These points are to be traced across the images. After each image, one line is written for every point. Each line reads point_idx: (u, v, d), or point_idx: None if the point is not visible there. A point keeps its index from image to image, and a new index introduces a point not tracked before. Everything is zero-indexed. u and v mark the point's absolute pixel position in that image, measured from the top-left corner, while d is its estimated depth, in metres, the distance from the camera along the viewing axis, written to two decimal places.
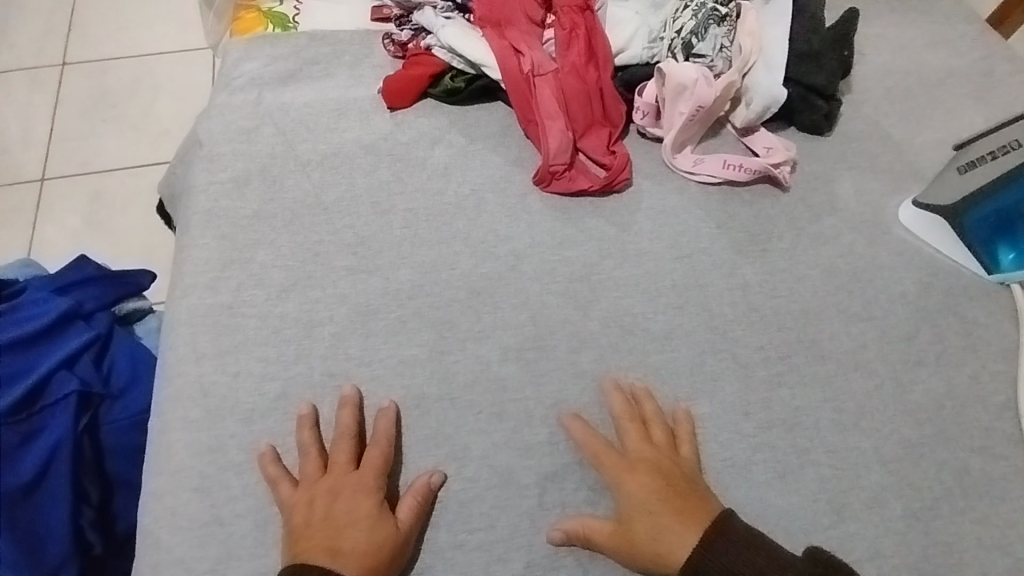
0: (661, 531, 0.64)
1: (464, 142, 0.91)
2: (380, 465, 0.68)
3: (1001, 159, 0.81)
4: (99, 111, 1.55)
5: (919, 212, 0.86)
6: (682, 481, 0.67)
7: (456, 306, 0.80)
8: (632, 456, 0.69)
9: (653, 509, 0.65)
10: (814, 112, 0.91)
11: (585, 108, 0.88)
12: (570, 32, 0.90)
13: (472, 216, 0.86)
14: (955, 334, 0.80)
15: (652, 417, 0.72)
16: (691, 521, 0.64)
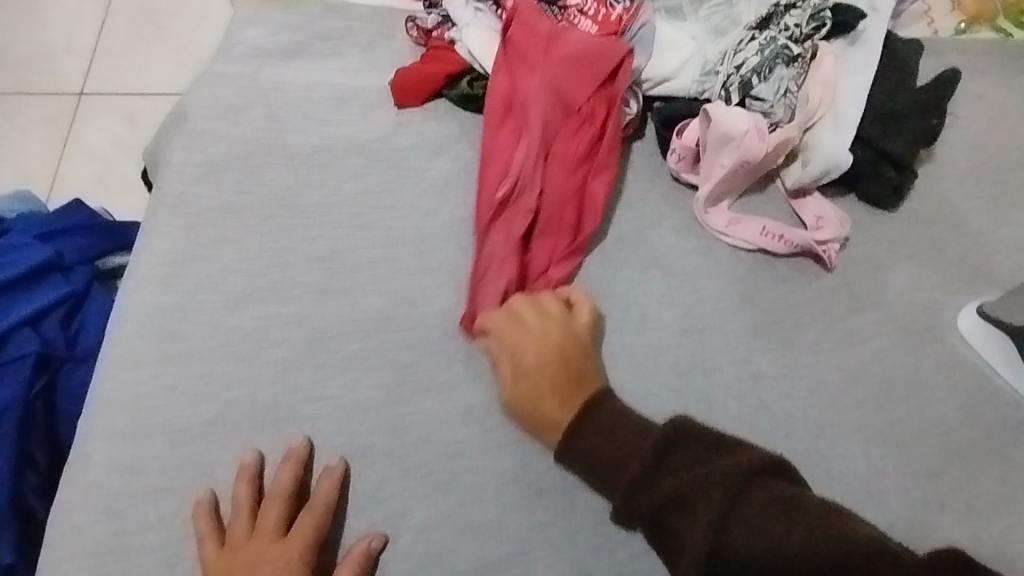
0: (543, 403, 0.64)
1: (471, 156, 0.80)
2: (311, 537, 0.60)
3: None
4: (142, 30, 1.47)
5: (985, 325, 0.73)
6: (564, 375, 0.65)
7: (427, 348, 0.71)
8: (519, 342, 0.67)
9: (546, 393, 0.65)
10: (882, 184, 0.78)
11: (554, 236, 0.74)
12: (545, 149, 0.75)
13: (464, 244, 0.76)
14: (994, 479, 0.68)
15: (540, 300, 0.70)
16: (567, 388, 0.65)
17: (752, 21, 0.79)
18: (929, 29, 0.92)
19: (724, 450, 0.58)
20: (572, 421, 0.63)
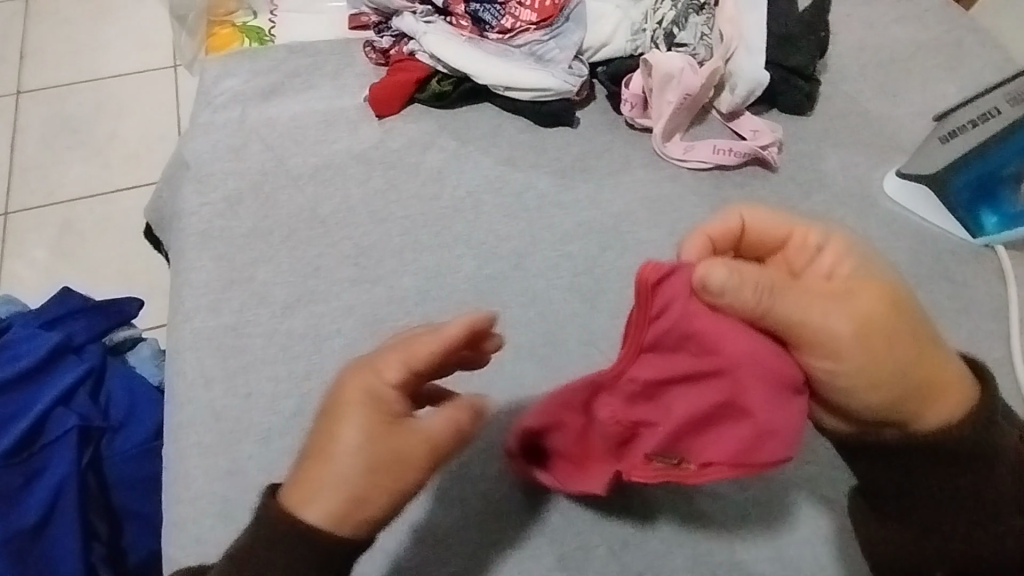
0: (869, 359, 0.53)
1: (455, 145, 0.91)
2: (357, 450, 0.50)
3: (981, 127, 0.83)
4: (59, 139, 1.49)
5: (906, 185, 0.88)
6: (892, 287, 0.56)
7: (465, 309, 0.80)
8: (831, 310, 0.52)
9: (884, 359, 0.54)
10: (795, 93, 0.93)
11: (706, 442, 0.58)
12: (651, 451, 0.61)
13: (470, 219, 0.86)
14: (948, 299, 0.82)
15: (801, 240, 0.59)
16: (887, 382, 0.54)
17: None
18: None
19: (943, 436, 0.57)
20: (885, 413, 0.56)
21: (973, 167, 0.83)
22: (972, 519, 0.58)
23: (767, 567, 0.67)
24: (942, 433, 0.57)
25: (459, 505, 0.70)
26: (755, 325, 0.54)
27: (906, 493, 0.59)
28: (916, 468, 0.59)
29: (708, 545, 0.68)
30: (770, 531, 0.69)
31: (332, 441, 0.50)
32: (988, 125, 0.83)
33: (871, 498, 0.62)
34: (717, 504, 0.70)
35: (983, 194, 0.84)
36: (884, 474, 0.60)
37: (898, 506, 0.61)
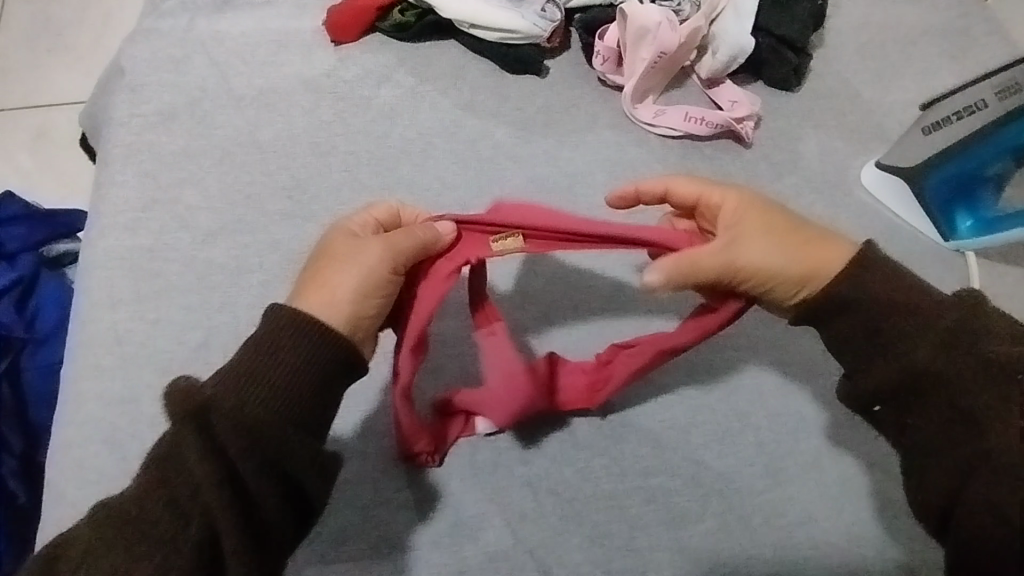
0: (778, 250, 0.59)
1: (412, 83, 0.85)
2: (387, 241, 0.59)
3: (967, 120, 0.76)
4: None
5: (884, 176, 0.82)
6: (762, 205, 0.61)
7: None
8: (756, 245, 0.59)
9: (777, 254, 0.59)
10: (783, 65, 0.87)
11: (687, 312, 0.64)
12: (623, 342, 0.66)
13: (417, 162, 0.81)
14: None
15: (706, 203, 0.64)
16: (813, 253, 0.59)
17: None
18: None
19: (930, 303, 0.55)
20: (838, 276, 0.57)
21: (956, 162, 0.78)
22: (954, 348, 0.53)
23: (666, 557, 0.64)
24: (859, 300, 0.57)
25: (360, 461, 0.66)
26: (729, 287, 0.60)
27: (871, 327, 0.56)
28: (866, 298, 0.57)
29: (610, 527, 0.65)
30: (675, 520, 0.66)
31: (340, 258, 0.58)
32: (973, 118, 0.76)
33: (840, 342, 0.58)
34: (625, 486, 0.67)
35: (960, 190, 0.80)
36: (840, 313, 0.58)
37: (866, 348, 0.57)
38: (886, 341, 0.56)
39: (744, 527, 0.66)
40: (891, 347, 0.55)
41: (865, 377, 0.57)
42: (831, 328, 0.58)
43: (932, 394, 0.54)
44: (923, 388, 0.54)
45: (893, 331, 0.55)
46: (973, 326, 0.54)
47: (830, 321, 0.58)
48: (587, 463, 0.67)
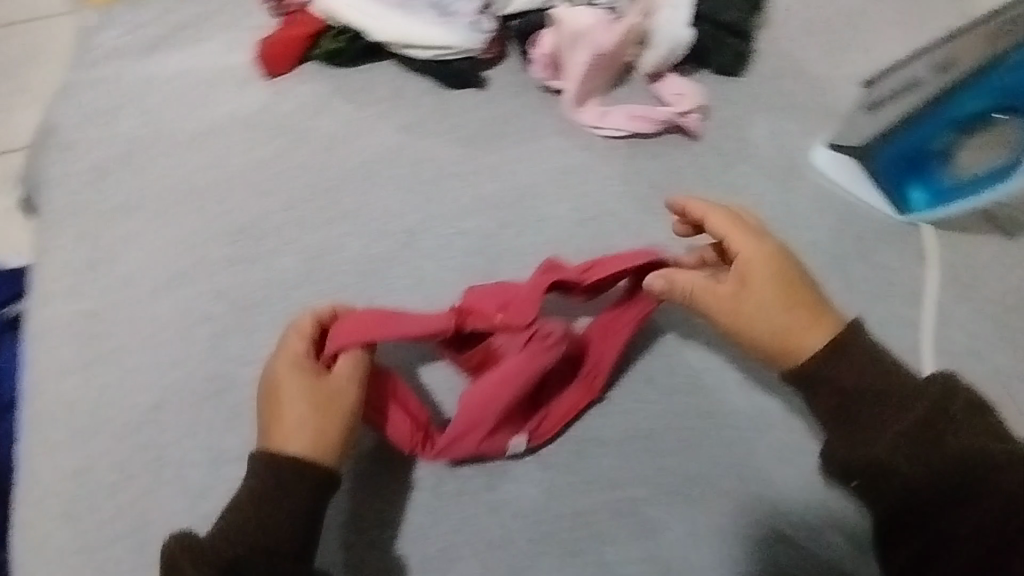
0: (780, 313, 0.67)
1: (351, 109, 0.84)
2: (352, 372, 0.64)
3: (907, 99, 0.75)
4: None
5: (837, 155, 0.82)
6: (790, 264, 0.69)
7: (347, 294, 0.74)
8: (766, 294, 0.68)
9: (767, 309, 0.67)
10: (725, 51, 0.86)
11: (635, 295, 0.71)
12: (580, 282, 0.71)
13: (363, 191, 0.79)
14: (862, 283, 0.78)
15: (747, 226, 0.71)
16: (809, 335, 0.66)
17: None
18: None
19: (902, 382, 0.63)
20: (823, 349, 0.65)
21: (901, 139, 0.76)
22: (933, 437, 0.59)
23: (637, 568, 0.64)
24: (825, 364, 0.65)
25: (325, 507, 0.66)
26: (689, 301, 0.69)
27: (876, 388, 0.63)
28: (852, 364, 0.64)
29: (579, 545, 0.65)
30: (645, 532, 0.66)
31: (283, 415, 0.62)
32: (911, 97, 0.74)
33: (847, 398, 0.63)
34: (591, 502, 0.66)
35: (914, 163, 0.79)
36: (832, 374, 0.64)
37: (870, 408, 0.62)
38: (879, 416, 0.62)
39: (714, 530, 0.66)
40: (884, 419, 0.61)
41: (860, 440, 0.62)
42: (838, 388, 0.64)
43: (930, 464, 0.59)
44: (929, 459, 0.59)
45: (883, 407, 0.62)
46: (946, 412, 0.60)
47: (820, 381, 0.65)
48: (552, 482, 0.67)
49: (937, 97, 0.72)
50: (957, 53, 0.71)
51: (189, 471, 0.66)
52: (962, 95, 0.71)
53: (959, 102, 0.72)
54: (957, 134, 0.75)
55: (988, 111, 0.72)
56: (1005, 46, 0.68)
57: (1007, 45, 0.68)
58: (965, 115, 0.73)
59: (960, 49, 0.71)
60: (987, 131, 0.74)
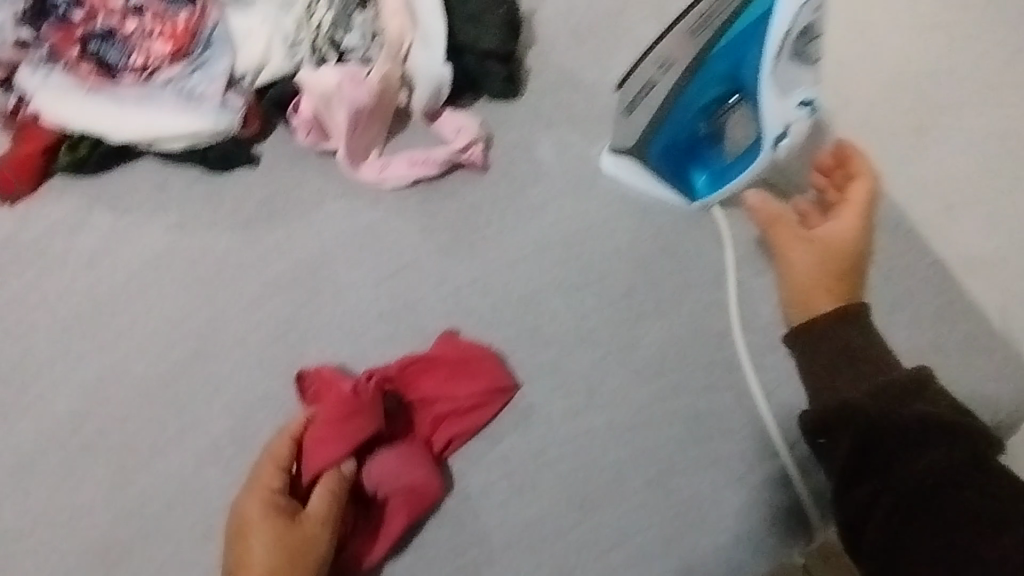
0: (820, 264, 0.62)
1: (109, 219, 0.76)
2: (323, 514, 0.61)
3: (649, 99, 0.73)
4: None
5: (618, 158, 0.82)
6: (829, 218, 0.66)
7: (135, 422, 0.68)
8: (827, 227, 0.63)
9: (817, 265, 0.62)
10: (493, 78, 0.85)
11: (473, 376, 0.72)
12: (400, 380, 0.72)
13: (137, 306, 0.73)
14: (670, 277, 0.79)
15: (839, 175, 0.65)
16: (843, 287, 0.62)
17: None
18: None
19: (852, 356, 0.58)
20: (838, 310, 0.60)
21: (661, 135, 0.77)
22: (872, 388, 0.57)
23: None
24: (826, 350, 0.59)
25: None
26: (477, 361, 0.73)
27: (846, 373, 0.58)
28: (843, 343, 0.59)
29: None
30: None
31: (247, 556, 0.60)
32: (652, 97, 0.73)
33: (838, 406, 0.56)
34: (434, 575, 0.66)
35: (684, 150, 0.79)
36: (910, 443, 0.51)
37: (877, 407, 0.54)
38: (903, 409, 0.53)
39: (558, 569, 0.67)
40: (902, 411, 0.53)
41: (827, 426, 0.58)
42: (855, 395, 0.55)
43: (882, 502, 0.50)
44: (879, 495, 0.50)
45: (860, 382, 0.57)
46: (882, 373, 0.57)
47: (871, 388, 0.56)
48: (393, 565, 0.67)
49: (671, 96, 0.72)
50: (670, 51, 0.69)
51: None
52: (691, 88, 0.72)
53: (694, 94, 0.72)
54: (709, 117, 0.76)
55: (722, 94, 0.73)
56: (706, 40, 0.67)
57: (708, 39, 0.67)
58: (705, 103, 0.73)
59: (671, 48, 0.69)
60: (733, 107, 0.75)
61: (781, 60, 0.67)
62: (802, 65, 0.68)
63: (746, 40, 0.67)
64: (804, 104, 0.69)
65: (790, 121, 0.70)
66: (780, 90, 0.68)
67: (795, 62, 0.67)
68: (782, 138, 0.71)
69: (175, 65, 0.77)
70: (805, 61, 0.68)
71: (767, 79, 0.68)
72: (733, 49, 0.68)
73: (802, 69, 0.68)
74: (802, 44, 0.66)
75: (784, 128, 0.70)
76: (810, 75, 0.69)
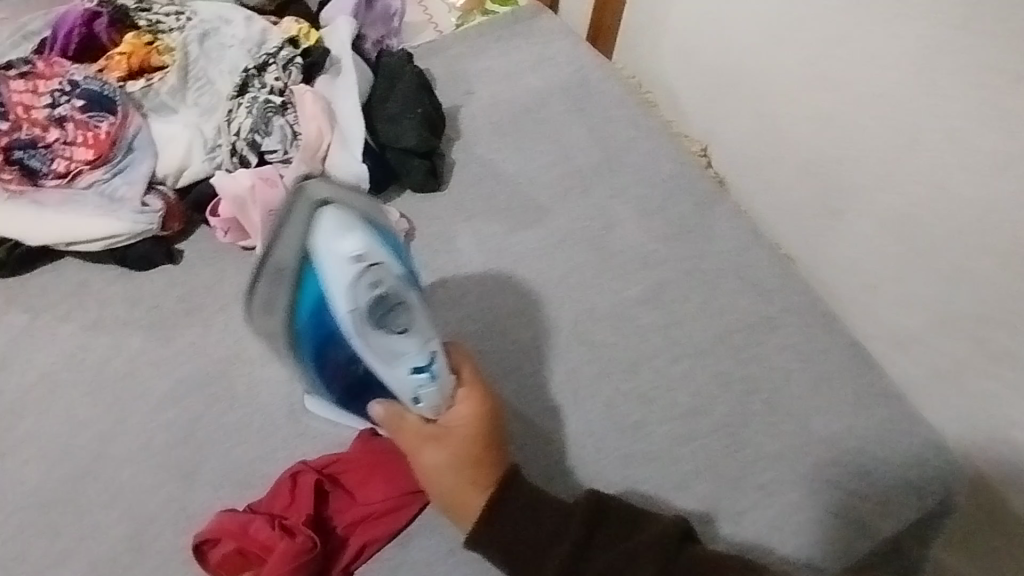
0: (448, 471, 0.63)
1: (25, 320, 0.77)
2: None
3: (286, 362, 0.67)
4: None
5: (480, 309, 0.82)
6: (468, 434, 0.63)
7: (28, 531, 0.66)
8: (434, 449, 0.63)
9: (450, 470, 0.63)
10: (415, 172, 0.88)
11: (392, 477, 0.68)
12: (325, 476, 0.69)
13: (42, 410, 0.72)
14: (586, 363, 0.79)
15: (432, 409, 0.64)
16: (487, 473, 0.63)
17: (232, 91, 0.85)
18: (436, 32, 1.10)
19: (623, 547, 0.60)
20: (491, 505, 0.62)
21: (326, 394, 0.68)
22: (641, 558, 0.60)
23: None
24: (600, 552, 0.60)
25: None
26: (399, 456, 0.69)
27: (533, 539, 0.61)
28: (530, 503, 0.63)
29: None
30: None
31: None
32: (286, 358, 0.67)
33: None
34: None
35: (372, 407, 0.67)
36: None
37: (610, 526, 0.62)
38: (630, 566, 0.59)
39: None
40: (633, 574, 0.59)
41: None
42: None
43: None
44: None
45: (555, 539, 0.61)
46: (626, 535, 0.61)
47: (590, 556, 0.60)
48: None
49: (297, 364, 0.66)
50: (271, 329, 0.65)
51: None
52: (311, 362, 0.64)
53: (318, 364, 0.63)
54: (354, 385, 0.64)
55: (347, 366, 0.63)
56: (282, 316, 0.62)
57: (287, 320, 0.61)
58: (330, 371, 0.64)
59: (271, 325, 0.65)
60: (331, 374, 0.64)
61: (362, 333, 0.59)
62: (390, 334, 0.58)
63: (318, 317, 0.60)
64: (416, 370, 0.59)
65: (412, 389, 0.60)
66: (382, 360, 0.59)
67: (384, 332, 0.59)
68: (415, 400, 0.61)
69: (95, 171, 0.79)
70: (395, 330, 0.58)
71: (361, 352, 0.59)
72: (307, 329, 0.61)
73: (394, 336, 0.58)
74: (382, 312, 0.58)
75: (412, 393, 0.60)
76: (413, 338, 0.59)
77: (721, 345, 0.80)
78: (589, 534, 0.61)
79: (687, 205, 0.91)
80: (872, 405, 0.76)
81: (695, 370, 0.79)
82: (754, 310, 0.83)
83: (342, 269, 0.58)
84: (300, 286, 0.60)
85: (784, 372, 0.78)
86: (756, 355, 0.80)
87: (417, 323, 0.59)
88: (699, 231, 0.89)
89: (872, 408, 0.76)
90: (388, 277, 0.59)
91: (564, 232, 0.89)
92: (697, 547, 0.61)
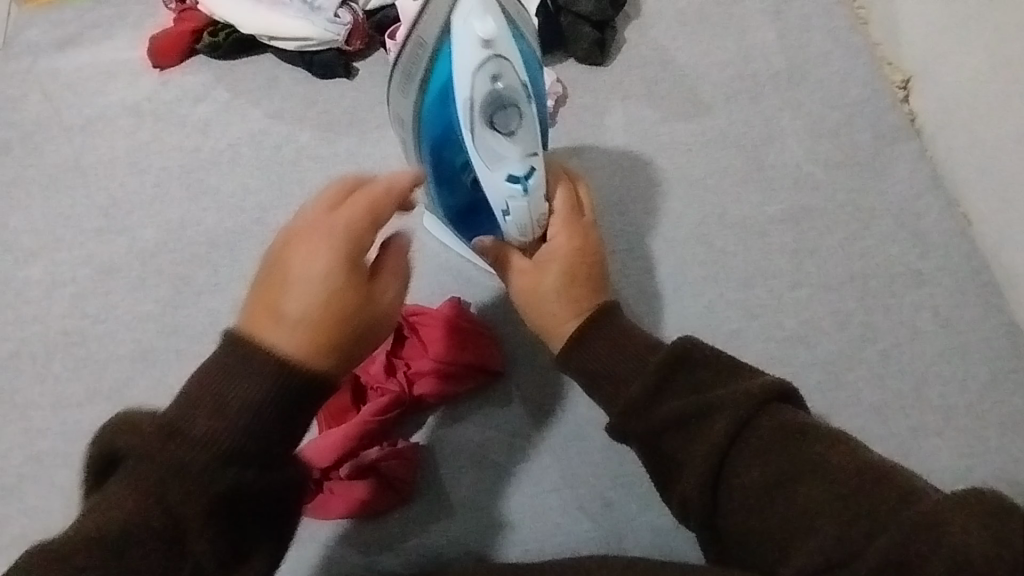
0: (546, 295, 0.60)
1: (228, 97, 0.89)
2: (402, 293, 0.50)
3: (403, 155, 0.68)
4: None
5: (610, 186, 0.82)
6: (567, 260, 0.60)
7: (196, 262, 0.81)
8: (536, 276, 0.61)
9: (551, 295, 0.60)
10: (583, 40, 0.88)
11: (467, 347, 0.71)
12: (407, 323, 0.72)
13: (225, 173, 0.85)
14: (698, 264, 0.77)
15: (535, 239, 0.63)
16: (585, 299, 0.59)
17: None
18: None
19: (716, 411, 0.46)
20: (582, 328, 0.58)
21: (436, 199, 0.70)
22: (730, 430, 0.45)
23: (417, 529, 0.66)
24: (682, 408, 0.48)
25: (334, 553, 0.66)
26: (478, 336, 0.72)
27: (610, 371, 0.54)
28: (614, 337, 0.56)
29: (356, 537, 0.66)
30: (430, 492, 0.68)
31: (294, 272, 0.45)
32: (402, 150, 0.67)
33: (646, 438, 0.49)
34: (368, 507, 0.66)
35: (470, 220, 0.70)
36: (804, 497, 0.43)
37: (694, 377, 0.50)
38: (705, 413, 0.47)
39: (496, 496, 0.67)
40: (706, 424, 0.47)
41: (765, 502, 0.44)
42: (739, 461, 0.45)
43: (832, 467, 0.43)
44: (803, 474, 0.43)
45: (629, 375, 0.53)
46: (720, 400, 0.47)
47: (658, 398, 0.50)
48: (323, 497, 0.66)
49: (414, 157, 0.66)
50: (396, 109, 0.65)
51: (28, 416, 0.74)
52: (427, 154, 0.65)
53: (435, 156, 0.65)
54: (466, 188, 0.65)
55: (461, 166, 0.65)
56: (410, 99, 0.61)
57: (411, 101, 0.61)
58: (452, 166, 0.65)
59: (397, 107, 0.64)
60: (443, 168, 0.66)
61: (475, 129, 0.58)
62: (499, 134, 0.58)
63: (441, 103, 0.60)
64: (513, 179, 0.59)
65: (505, 201, 0.61)
66: (486, 163, 0.60)
67: (493, 132, 0.59)
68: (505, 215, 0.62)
69: None
70: (505, 132, 0.59)
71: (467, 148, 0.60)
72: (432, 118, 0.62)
73: (502, 140, 0.59)
74: (494, 110, 0.58)
75: (503, 205, 0.61)
76: (519, 146, 0.59)
77: (850, 286, 0.74)
78: (664, 378, 0.50)
79: (866, 136, 0.82)
80: (1006, 395, 0.68)
81: (812, 301, 0.74)
82: (903, 262, 0.75)
83: (471, 52, 0.56)
84: (431, 63, 0.58)
85: (914, 331, 0.72)
86: (887, 306, 0.73)
87: (528, 131, 0.59)
88: (870, 165, 0.81)
89: (1000, 397, 0.68)
90: (510, 74, 0.57)
91: (718, 133, 0.85)
92: (794, 411, 0.46)
